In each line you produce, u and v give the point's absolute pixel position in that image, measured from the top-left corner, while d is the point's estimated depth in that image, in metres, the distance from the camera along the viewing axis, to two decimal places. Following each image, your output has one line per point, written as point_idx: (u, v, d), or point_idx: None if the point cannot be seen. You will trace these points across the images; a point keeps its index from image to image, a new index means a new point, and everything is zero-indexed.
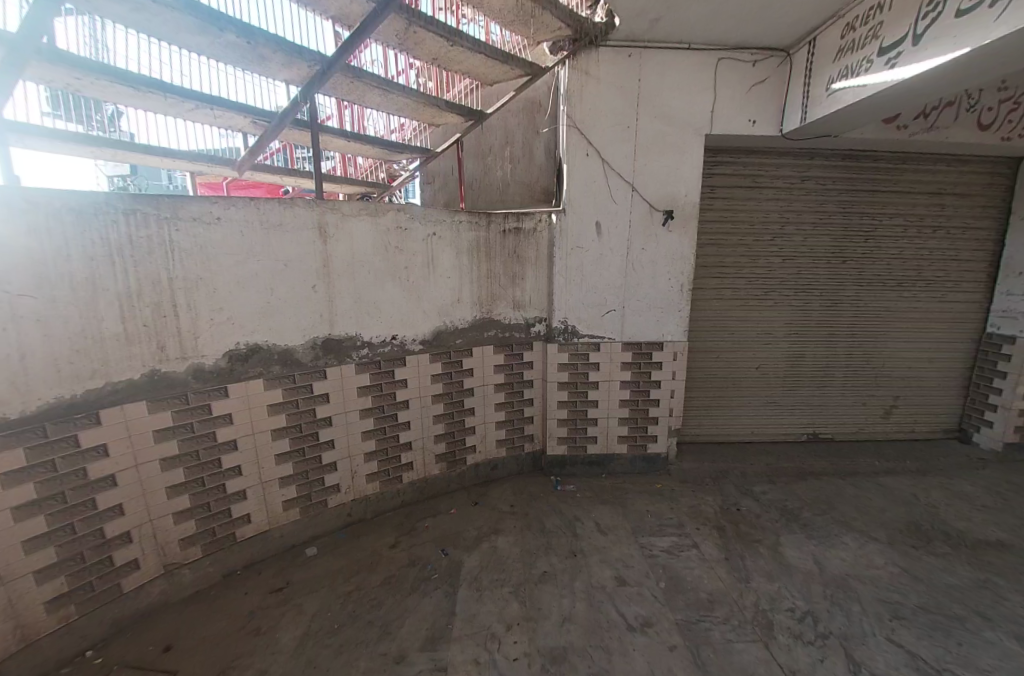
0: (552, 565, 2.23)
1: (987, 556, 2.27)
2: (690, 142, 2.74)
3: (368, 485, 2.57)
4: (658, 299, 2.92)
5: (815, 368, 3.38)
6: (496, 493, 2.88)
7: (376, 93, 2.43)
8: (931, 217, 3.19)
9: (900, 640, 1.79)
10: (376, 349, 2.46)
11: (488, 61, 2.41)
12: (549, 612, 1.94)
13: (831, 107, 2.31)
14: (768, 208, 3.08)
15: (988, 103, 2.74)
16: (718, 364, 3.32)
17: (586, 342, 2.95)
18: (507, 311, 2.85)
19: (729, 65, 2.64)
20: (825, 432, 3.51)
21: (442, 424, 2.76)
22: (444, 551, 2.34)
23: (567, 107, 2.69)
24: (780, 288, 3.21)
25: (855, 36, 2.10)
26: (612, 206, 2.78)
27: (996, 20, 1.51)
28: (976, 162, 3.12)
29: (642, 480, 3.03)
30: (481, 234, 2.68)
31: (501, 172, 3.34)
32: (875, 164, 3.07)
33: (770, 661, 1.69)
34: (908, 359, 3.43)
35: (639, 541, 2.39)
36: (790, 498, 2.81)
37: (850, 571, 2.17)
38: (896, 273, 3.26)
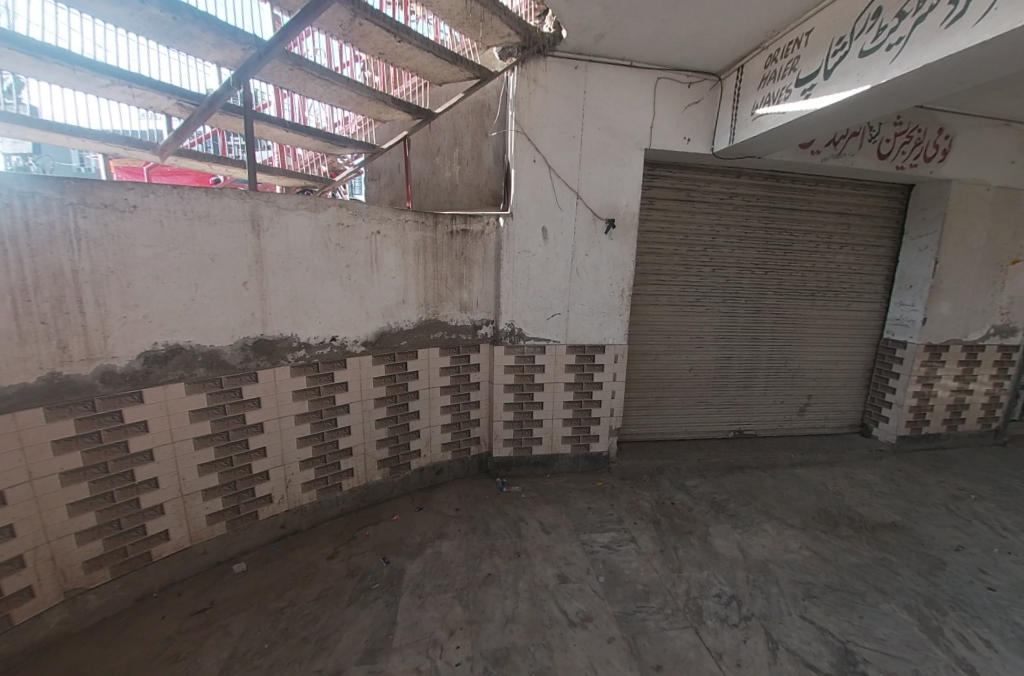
0: (496, 566, 2.23)
1: (883, 536, 2.56)
2: (631, 155, 2.87)
3: (303, 494, 2.43)
4: (601, 303, 3.03)
5: (741, 370, 3.65)
6: (441, 497, 2.84)
7: (318, 83, 2.33)
8: (839, 234, 3.56)
9: (811, 617, 1.96)
10: (313, 350, 2.34)
11: (435, 60, 2.39)
12: (492, 615, 1.93)
13: (754, 131, 2.52)
14: (699, 221, 3.30)
15: (885, 136, 3.11)
16: (655, 366, 3.49)
17: (532, 344, 2.99)
18: (453, 312, 2.83)
19: (667, 85, 2.81)
20: (749, 429, 3.80)
21: (385, 428, 2.68)
22: (386, 559, 2.27)
23: (515, 113, 2.72)
24: (710, 296, 3.44)
25: (776, 67, 2.33)
26: (558, 213, 2.85)
27: (891, 62, 1.74)
28: (876, 188, 3.53)
29: (585, 479, 3.12)
30: (428, 234, 2.65)
31: (450, 172, 3.32)
32: (793, 184, 3.38)
33: (699, 646, 1.80)
34: (820, 361, 3.80)
35: (581, 538, 2.45)
36: (718, 490, 3.01)
37: (769, 556, 2.36)
38: (810, 284, 3.60)
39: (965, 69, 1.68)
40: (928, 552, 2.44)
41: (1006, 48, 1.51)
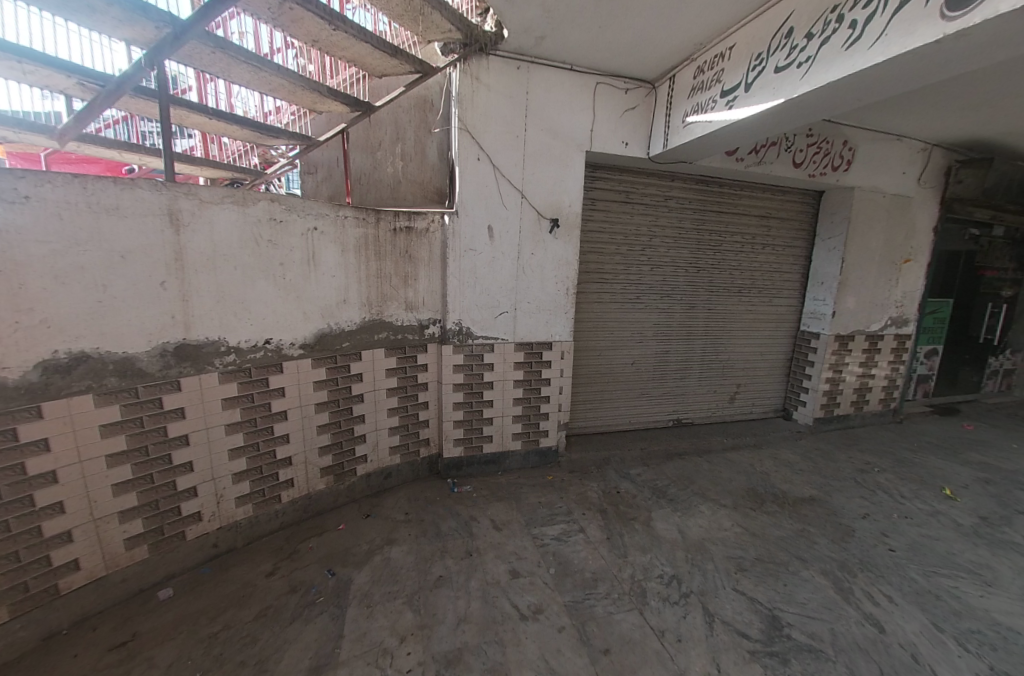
0: (447, 568, 2.21)
1: (802, 510, 2.83)
2: (573, 157, 2.95)
3: (237, 509, 2.27)
4: (547, 301, 3.09)
5: (678, 363, 3.87)
6: (390, 502, 2.76)
7: (244, 68, 2.17)
8: (761, 236, 3.87)
9: (743, 589, 2.13)
10: (245, 355, 2.19)
11: (374, 52, 2.31)
12: (444, 617, 1.92)
13: (685, 138, 2.67)
14: (638, 222, 3.45)
15: (799, 146, 3.42)
16: (600, 361, 3.61)
17: (480, 343, 2.99)
18: (398, 312, 2.76)
19: (606, 90, 2.91)
20: (687, 417, 4.04)
21: (327, 435, 2.56)
22: (331, 570, 2.18)
23: (458, 110, 2.70)
24: (648, 293, 3.61)
25: (704, 79, 2.49)
26: (503, 211, 2.87)
27: (800, 79, 1.92)
28: (791, 193, 3.88)
29: (535, 474, 3.17)
30: (369, 231, 2.56)
31: (392, 168, 3.23)
32: (721, 189, 3.63)
33: (643, 625, 1.89)
34: (747, 352, 4.11)
35: (532, 533, 2.49)
36: (660, 476, 3.18)
37: (705, 535, 2.53)
38: (737, 281, 3.88)
39: (861, 88, 1.88)
40: (840, 521, 2.73)
41: (893, 70, 1.71)
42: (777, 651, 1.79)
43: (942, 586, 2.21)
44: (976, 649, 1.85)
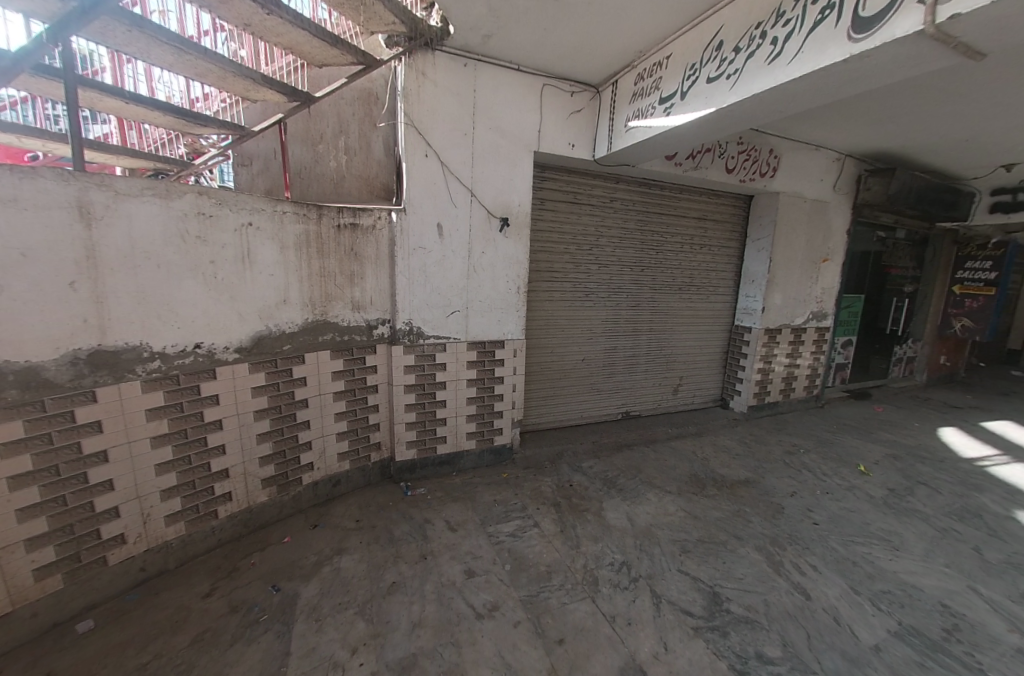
0: (400, 573, 2.16)
1: (738, 491, 3.05)
2: (521, 156, 2.98)
3: (168, 529, 2.10)
4: (499, 300, 3.10)
5: (625, 358, 4.02)
6: (339, 510, 2.66)
7: (165, 50, 1.99)
8: (699, 237, 4.11)
9: (687, 569, 2.26)
10: (172, 362, 2.02)
11: (313, 40, 2.20)
12: (398, 624, 1.87)
13: (627, 142, 2.78)
14: (585, 222, 3.55)
15: (731, 153, 3.66)
16: (552, 357, 3.68)
17: (431, 343, 2.94)
18: (344, 312, 2.66)
19: (552, 92, 2.96)
20: (634, 409, 4.21)
21: (269, 443, 2.42)
22: (276, 586, 2.06)
23: (404, 105, 2.64)
24: (597, 291, 3.73)
25: (643, 85, 2.61)
26: (452, 210, 2.84)
27: (729, 90, 2.06)
28: (724, 197, 4.15)
29: (490, 472, 3.18)
30: (311, 228, 2.45)
31: (335, 162, 3.04)
32: (662, 192, 3.81)
33: (595, 612, 1.96)
34: (688, 346, 4.35)
35: (487, 531, 2.50)
36: (610, 467, 3.30)
37: (652, 521, 2.65)
38: (677, 279, 4.10)
39: (781, 101, 2.05)
40: (772, 500, 2.96)
41: (808, 86, 1.87)
42: (718, 625, 1.92)
43: (857, 553, 2.46)
44: (886, 607, 2.08)
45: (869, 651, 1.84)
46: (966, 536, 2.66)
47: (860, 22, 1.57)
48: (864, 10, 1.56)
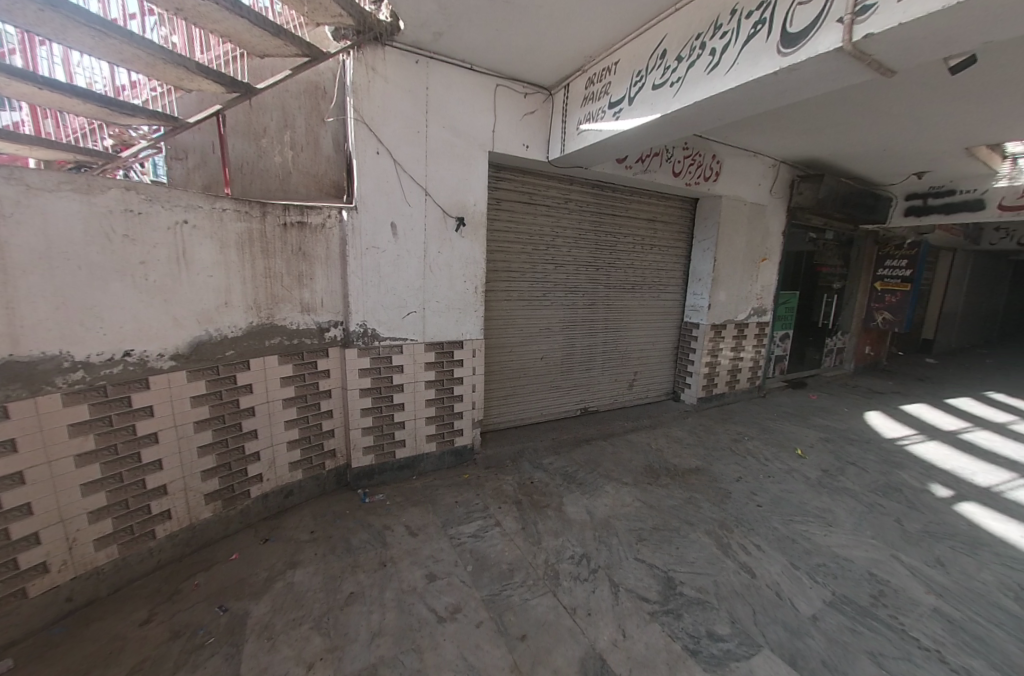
0: (359, 582, 2.10)
1: (690, 479, 3.20)
2: (475, 156, 2.97)
3: (98, 554, 1.92)
4: (456, 300, 3.08)
5: (582, 355, 4.11)
6: (292, 522, 2.54)
7: (84, 32, 1.82)
8: (649, 237, 4.28)
9: (643, 556, 2.35)
10: (97, 372, 1.86)
11: (254, 30, 2.09)
12: (356, 634, 1.82)
13: (579, 144, 2.84)
14: (540, 222, 3.59)
15: (677, 157, 3.82)
16: (511, 357, 3.70)
17: (387, 345, 2.88)
18: (293, 314, 2.54)
19: (505, 92, 2.97)
20: (592, 405, 4.32)
21: (212, 456, 2.27)
22: (223, 606, 1.94)
23: (353, 100, 2.56)
24: (553, 291, 3.79)
25: (594, 89, 2.68)
26: (407, 209, 2.79)
27: (673, 97, 2.15)
28: (672, 199, 4.33)
29: (451, 474, 3.15)
30: (254, 226, 2.33)
31: (280, 158, 2.87)
32: (614, 194, 3.93)
33: (557, 606, 1.99)
34: (641, 342, 4.52)
35: (448, 533, 2.47)
36: (569, 463, 3.37)
37: (611, 512, 2.73)
38: (630, 278, 4.24)
39: (721, 109, 2.17)
40: (720, 486, 3.13)
41: (744, 95, 1.99)
42: (672, 608, 2.01)
43: (796, 530, 2.65)
44: (821, 579, 2.26)
45: (807, 620, 1.99)
46: (888, 510, 2.93)
47: (788, 38, 1.69)
48: (791, 26, 1.67)
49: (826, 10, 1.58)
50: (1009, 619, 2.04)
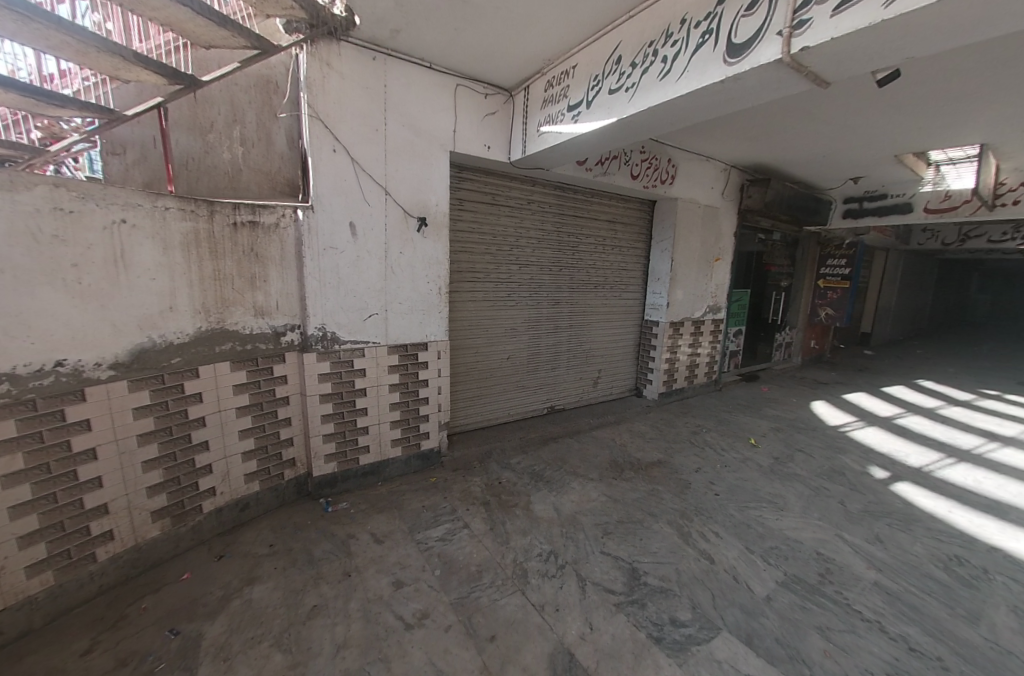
0: (322, 595, 2.03)
1: (653, 472, 3.30)
2: (436, 156, 2.94)
3: (28, 583, 1.76)
4: (419, 301, 3.03)
5: (548, 354, 4.16)
6: (249, 536, 2.43)
7: (7, 19, 1.65)
8: (610, 238, 4.38)
9: (609, 550, 2.40)
10: (23, 385, 1.70)
11: (198, 20, 1.97)
12: (320, 648, 1.76)
13: (539, 146, 2.88)
14: (504, 223, 3.60)
15: (635, 160, 3.94)
16: (477, 357, 3.69)
17: (348, 348, 2.80)
18: (246, 319, 2.42)
19: (466, 92, 2.96)
20: (558, 403, 4.37)
21: (159, 471, 2.13)
22: (173, 630, 1.83)
23: (307, 96, 2.47)
24: (518, 291, 3.81)
25: (553, 92, 2.72)
26: (366, 209, 2.73)
27: (628, 102, 2.22)
28: (631, 201, 4.46)
29: (417, 478, 3.10)
30: (201, 226, 2.20)
31: (229, 154, 2.68)
32: (575, 195, 4.00)
33: (525, 604, 2.01)
34: (605, 341, 4.62)
35: (416, 538, 2.43)
36: (537, 461, 3.39)
37: (577, 508, 2.78)
38: (592, 278, 4.33)
39: (674, 115, 2.25)
40: (681, 477, 3.25)
41: (694, 102, 2.07)
42: (637, 598, 2.07)
43: (750, 516, 2.79)
44: (774, 560, 2.39)
45: (761, 600, 2.10)
46: (833, 492, 3.14)
47: (733, 48, 1.77)
48: (735, 38, 1.76)
49: (767, 23, 1.67)
50: (937, 586, 2.23)
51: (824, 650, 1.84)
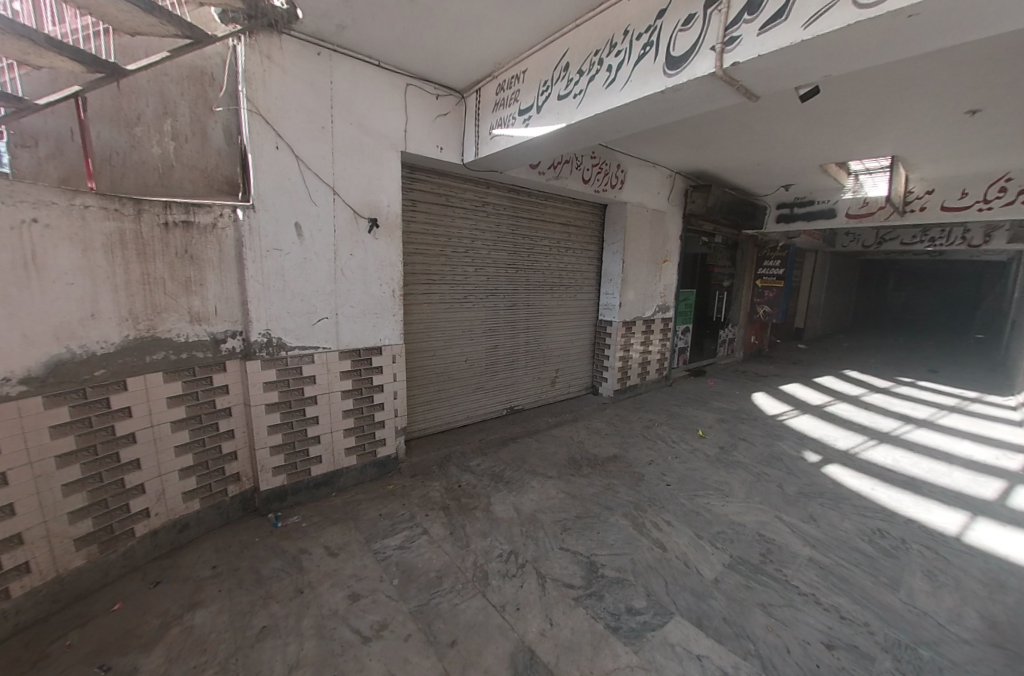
0: (272, 614, 1.93)
1: (609, 467, 3.40)
2: (387, 156, 2.88)
3: None
4: (372, 304, 2.96)
5: (505, 355, 4.17)
6: (190, 559, 2.26)
7: None
8: (564, 240, 4.48)
9: (567, 545, 2.44)
10: None
11: (120, 4, 1.79)
12: (271, 671, 1.67)
13: (492, 148, 2.89)
14: (458, 225, 3.58)
15: (586, 164, 4.05)
16: (433, 360, 3.64)
17: (297, 355, 2.68)
18: (182, 326, 2.26)
19: (416, 93, 2.92)
20: (517, 404, 4.40)
21: (82, 494, 1.94)
22: (101, 667, 1.67)
23: (246, 90, 2.35)
24: (474, 293, 3.80)
25: (504, 96, 2.75)
26: (313, 209, 2.63)
27: (576, 108, 2.27)
28: (584, 205, 4.58)
29: (373, 487, 3.02)
30: (126, 227, 2.03)
31: (158, 148, 2.45)
32: (529, 198, 4.05)
33: (486, 606, 2.00)
34: (561, 341, 4.71)
35: (373, 548, 2.37)
36: (496, 462, 3.40)
37: (536, 507, 2.81)
38: (548, 280, 4.40)
39: (620, 122, 2.34)
40: (635, 470, 3.36)
41: (638, 110, 2.16)
42: (595, 590, 2.12)
43: (699, 503, 2.94)
44: (721, 544, 2.53)
45: (710, 583, 2.22)
46: (772, 477, 3.37)
47: (672, 60, 1.87)
48: (674, 51, 1.86)
49: (702, 38, 1.77)
50: (862, 558, 2.45)
51: (766, 625, 1.97)
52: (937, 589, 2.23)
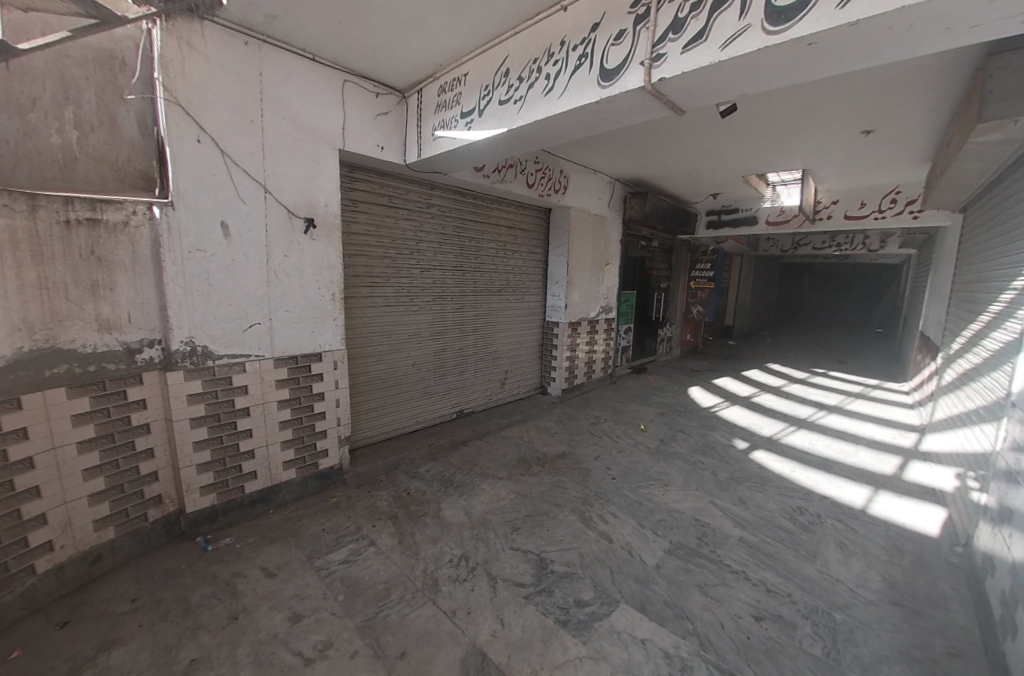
0: (202, 645, 1.78)
1: (557, 464, 3.47)
2: (324, 154, 2.77)
3: None
4: (310, 309, 2.83)
5: (453, 358, 4.14)
6: (103, 593, 2.03)
7: None
8: (510, 243, 4.53)
9: (518, 544, 2.47)
10: None
11: None
12: None
13: (434, 150, 2.87)
14: (402, 226, 3.51)
15: (530, 168, 4.12)
16: (378, 365, 3.53)
17: (226, 364, 2.50)
18: (89, 335, 2.03)
19: (354, 89, 2.84)
20: (467, 406, 4.38)
21: None
22: None
23: (162, 78, 2.16)
24: (420, 295, 3.74)
25: (445, 98, 2.74)
26: (242, 208, 2.47)
27: (517, 114, 2.31)
28: (529, 209, 4.66)
29: (315, 500, 2.87)
30: (16, 225, 1.80)
31: (58, 137, 2.03)
32: (474, 200, 4.06)
33: (436, 613, 1.97)
34: (509, 342, 4.75)
35: (315, 565, 2.26)
36: (445, 467, 3.36)
37: (487, 508, 2.81)
38: (494, 282, 4.42)
39: (559, 129, 2.41)
40: (583, 467, 3.46)
41: (576, 118, 2.24)
42: (545, 586, 2.16)
43: (642, 494, 3.08)
44: (662, 532, 2.67)
45: (652, 569, 2.33)
46: (707, 465, 3.60)
47: (606, 73, 1.96)
48: (607, 64, 1.95)
49: (632, 53, 1.87)
50: (784, 534, 2.69)
51: (703, 604, 2.10)
52: (846, 557, 2.49)
